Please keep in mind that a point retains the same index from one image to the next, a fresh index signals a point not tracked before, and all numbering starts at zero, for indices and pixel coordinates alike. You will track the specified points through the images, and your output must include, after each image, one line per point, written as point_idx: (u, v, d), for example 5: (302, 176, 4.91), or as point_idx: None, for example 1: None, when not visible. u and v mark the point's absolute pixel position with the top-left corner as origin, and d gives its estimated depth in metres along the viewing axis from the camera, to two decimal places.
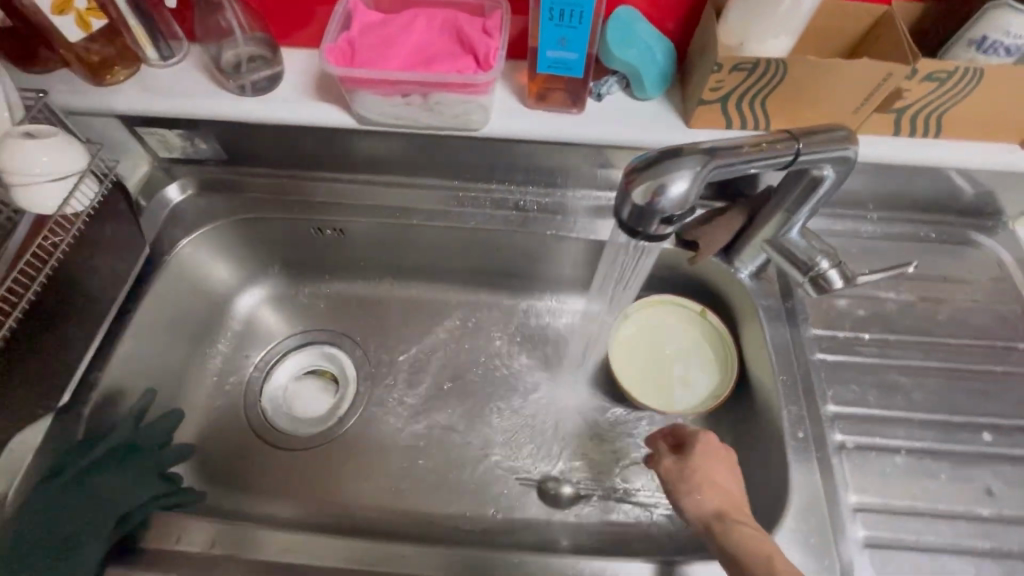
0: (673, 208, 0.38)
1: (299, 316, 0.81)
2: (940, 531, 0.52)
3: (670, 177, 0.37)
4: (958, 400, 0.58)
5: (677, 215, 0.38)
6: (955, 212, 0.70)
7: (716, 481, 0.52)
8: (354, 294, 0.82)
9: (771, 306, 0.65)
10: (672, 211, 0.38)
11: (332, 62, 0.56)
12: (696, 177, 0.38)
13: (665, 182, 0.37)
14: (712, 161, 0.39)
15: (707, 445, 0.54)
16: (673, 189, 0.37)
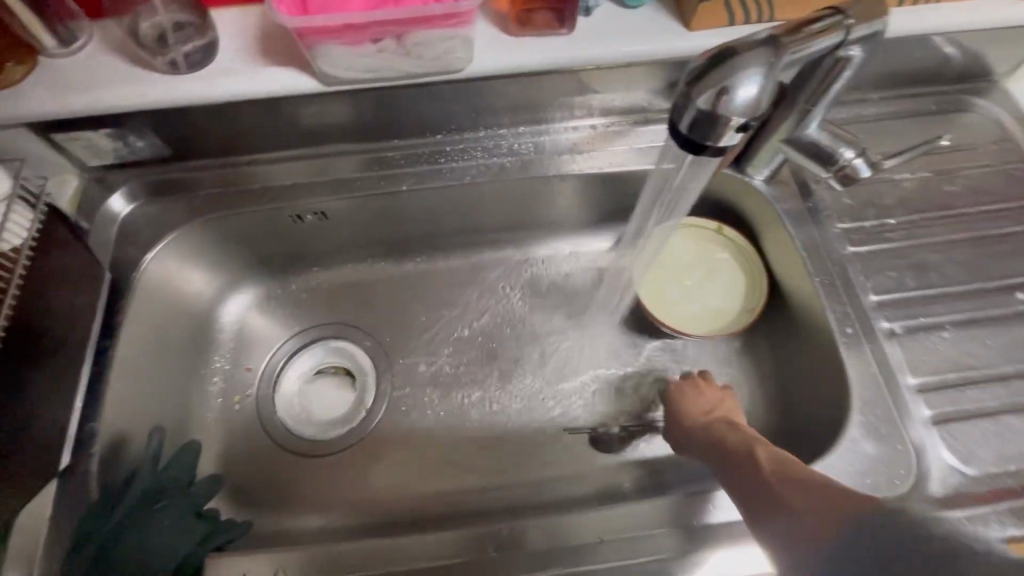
0: (744, 112, 0.34)
1: (296, 316, 0.74)
2: (997, 394, 0.53)
3: (743, 75, 0.33)
4: (989, 266, 0.59)
5: (749, 119, 0.35)
6: (951, 79, 0.69)
7: (697, 407, 0.59)
8: (349, 281, 0.76)
9: (793, 208, 0.63)
10: (744, 115, 0.35)
11: (284, 13, 0.47)
12: (769, 74, 0.34)
13: (737, 81, 0.33)
14: (781, 53, 0.35)
15: (683, 388, 0.62)
16: (747, 88, 0.33)
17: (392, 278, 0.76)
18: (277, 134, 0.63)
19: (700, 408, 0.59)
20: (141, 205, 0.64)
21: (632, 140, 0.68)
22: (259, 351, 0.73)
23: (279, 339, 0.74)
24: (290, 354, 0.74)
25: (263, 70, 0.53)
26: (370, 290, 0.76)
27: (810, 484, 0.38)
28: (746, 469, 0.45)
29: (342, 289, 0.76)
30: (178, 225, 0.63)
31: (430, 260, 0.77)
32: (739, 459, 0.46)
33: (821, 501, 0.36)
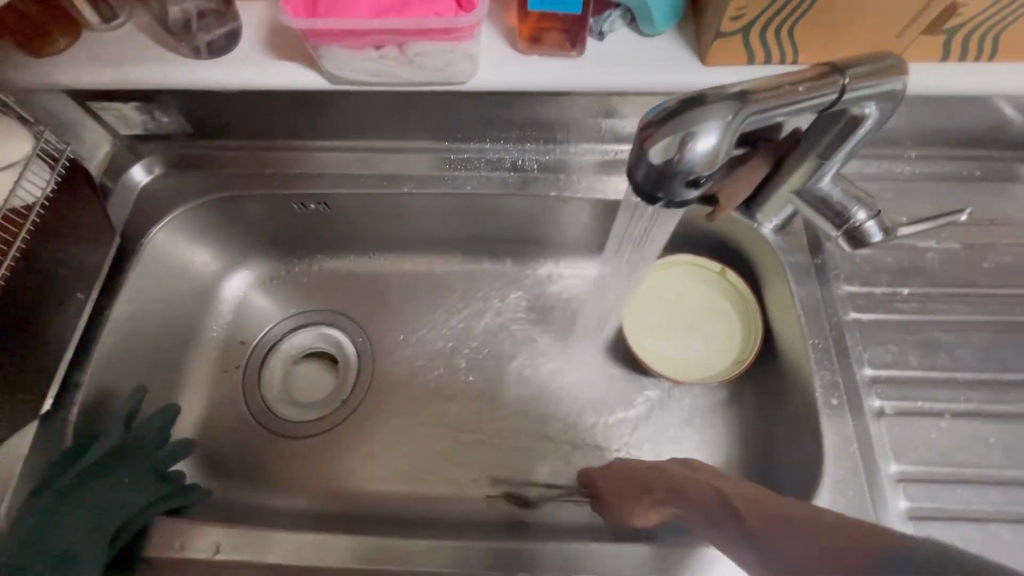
0: (698, 169, 0.32)
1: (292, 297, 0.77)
2: (989, 498, 0.48)
3: (696, 130, 0.31)
4: (1008, 355, 0.53)
5: (705, 175, 0.32)
6: (1002, 145, 0.63)
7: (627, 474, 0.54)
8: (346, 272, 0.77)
9: (799, 263, 0.60)
10: (699, 171, 0.32)
11: (290, 14, 0.49)
12: (728, 130, 0.32)
13: (689, 135, 0.31)
14: (745, 108, 0.32)
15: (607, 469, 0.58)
16: (701, 143, 0.31)
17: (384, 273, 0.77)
18: (292, 123, 0.66)
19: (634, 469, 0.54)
20: (162, 177, 0.68)
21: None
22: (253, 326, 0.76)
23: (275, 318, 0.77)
24: (281, 333, 0.76)
25: (275, 65, 0.55)
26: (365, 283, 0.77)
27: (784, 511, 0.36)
28: (722, 520, 0.41)
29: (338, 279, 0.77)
30: (188, 200, 0.67)
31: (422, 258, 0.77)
32: (707, 507, 0.43)
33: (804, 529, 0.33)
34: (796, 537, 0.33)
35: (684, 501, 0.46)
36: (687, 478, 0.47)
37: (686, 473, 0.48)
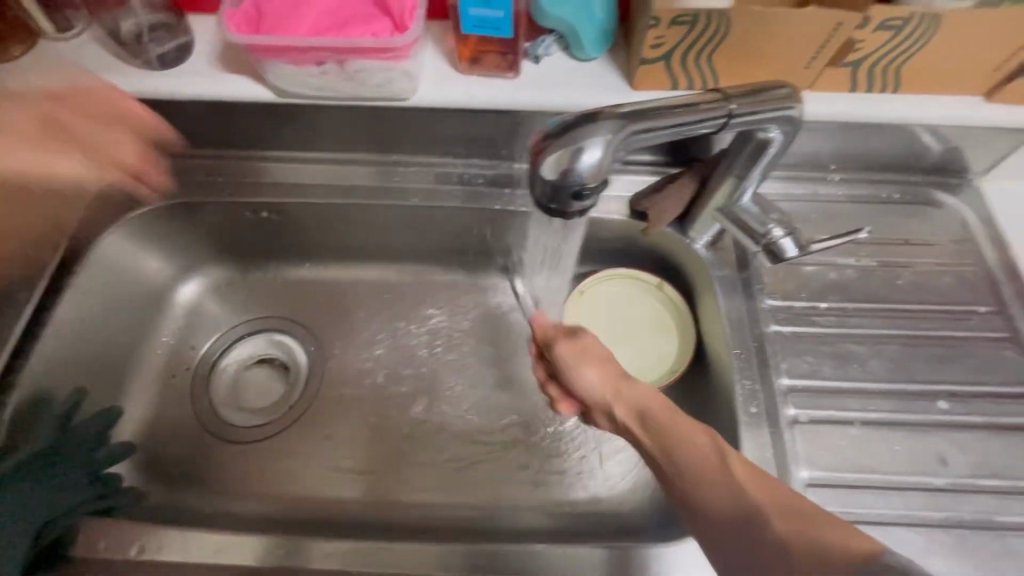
0: (585, 179, 0.34)
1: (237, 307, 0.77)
2: (893, 503, 0.50)
3: (580, 145, 0.34)
4: (915, 367, 0.56)
5: (594, 186, 0.35)
6: (919, 170, 0.66)
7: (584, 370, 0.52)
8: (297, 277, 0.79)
9: (727, 277, 0.63)
10: (587, 182, 0.34)
11: (233, 30, 0.51)
12: (611, 145, 0.34)
13: (574, 149, 0.34)
14: (630, 124, 0.35)
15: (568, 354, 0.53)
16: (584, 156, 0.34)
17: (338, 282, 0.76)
18: (245, 134, 0.68)
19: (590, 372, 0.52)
20: None
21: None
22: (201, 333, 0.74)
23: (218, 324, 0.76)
24: (232, 339, 0.77)
25: (223, 77, 0.58)
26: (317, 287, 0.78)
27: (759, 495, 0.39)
28: (713, 504, 0.40)
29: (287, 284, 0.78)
30: (140, 205, 0.68)
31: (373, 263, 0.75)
32: (702, 484, 0.41)
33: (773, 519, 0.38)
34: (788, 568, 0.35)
35: (646, 429, 0.47)
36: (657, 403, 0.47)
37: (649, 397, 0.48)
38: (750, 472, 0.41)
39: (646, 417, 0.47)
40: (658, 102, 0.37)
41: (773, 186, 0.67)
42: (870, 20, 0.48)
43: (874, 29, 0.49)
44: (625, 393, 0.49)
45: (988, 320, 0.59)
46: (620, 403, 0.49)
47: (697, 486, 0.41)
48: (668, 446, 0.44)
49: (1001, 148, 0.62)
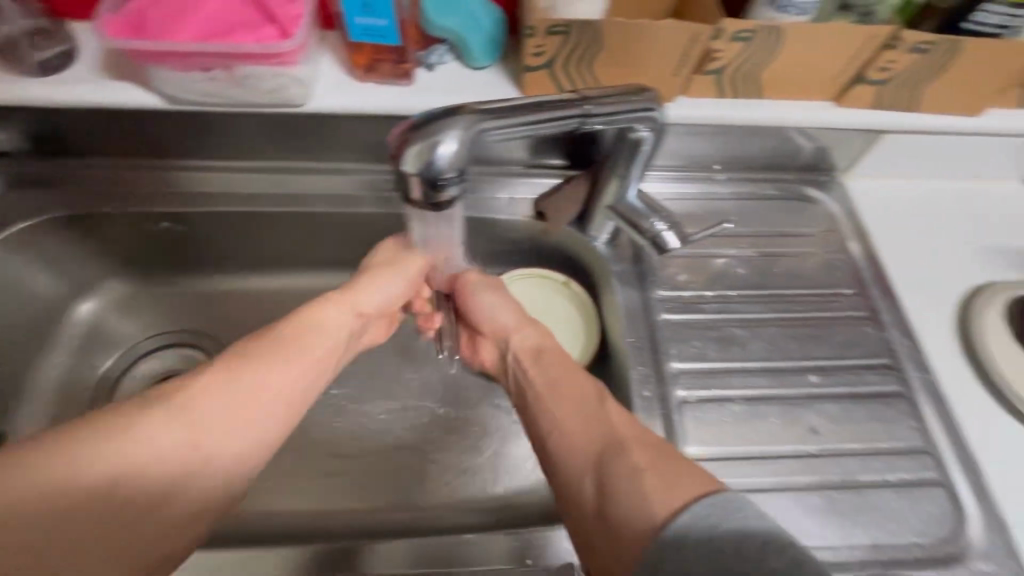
0: (443, 172, 0.37)
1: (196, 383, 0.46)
2: (769, 471, 0.54)
3: (435, 140, 0.36)
4: (789, 345, 0.61)
5: (452, 177, 0.37)
6: (793, 169, 0.73)
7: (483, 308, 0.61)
8: (260, 349, 0.50)
9: (624, 271, 0.67)
10: (445, 174, 0.37)
11: (112, 35, 0.51)
12: (465, 139, 0.37)
13: (430, 145, 0.36)
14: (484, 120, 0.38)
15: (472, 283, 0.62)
16: (441, 151, 0.36)
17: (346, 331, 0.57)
18: (143, 140, 0.65)
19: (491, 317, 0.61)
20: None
21: (495, 187, 0.70)
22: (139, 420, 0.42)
23: (197, 430, 0.44)
24: (137, 355, 0.74)
25: (111, 84, 0.57)
26: (315, 368, 0.52)
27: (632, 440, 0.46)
28: (575, 421, 0.49)
29: (265, 352, 0.50)
30: (25, 218, 0.65)
31: (383, 316, 0.64)
32: (573, 406, 0.50)
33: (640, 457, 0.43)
34: (635, 485, 0.41)
35: (536, 360, 0.57)
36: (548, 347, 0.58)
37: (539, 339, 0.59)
38: (621, 415, 0.48)
39: (541, 353, 0.57)
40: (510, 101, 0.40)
41: (664, 186, 0.72)
42: (723, 32, 0.53)
43: (728, 40, 0.54)
44: (526, 333, 0.60)
45: (852, 301, 0.65)
46: (521, 342, 0.59)
47: (566, 406, 0.50)
48: (554, 377, 0.54)
49: (858, 148, 0.69)
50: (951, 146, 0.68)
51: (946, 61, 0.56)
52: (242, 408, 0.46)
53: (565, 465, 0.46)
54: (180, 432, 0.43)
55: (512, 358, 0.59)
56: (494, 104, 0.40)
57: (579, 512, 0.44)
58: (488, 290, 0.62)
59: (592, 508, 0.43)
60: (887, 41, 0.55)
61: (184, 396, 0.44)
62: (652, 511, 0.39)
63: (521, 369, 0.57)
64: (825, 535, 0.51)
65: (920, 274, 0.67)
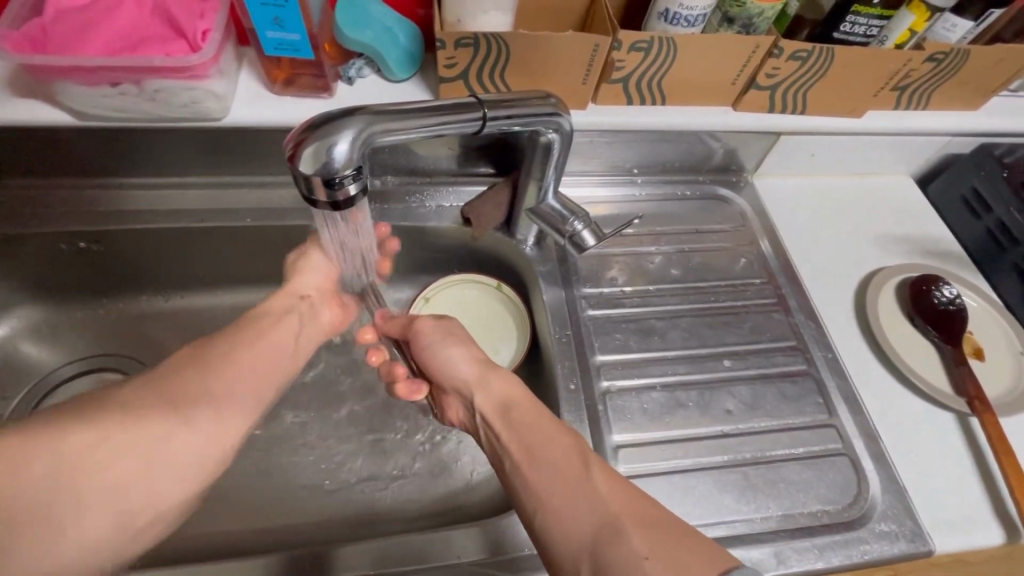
0: (341, 168, 0.38)
1: (139, 401, 0.44)
2: (689, 452, 0.57)
3: (334, 137, 0.38)
4: (704, 333, 0.66)
5: (351, 175, 0.39)
6: (706, 171, 0.77)
7: (452, 361, 0.58)
8: (185, 383, 0.47)
9: (550, 271, 0.69)
10: (343, 171, 0.39)
11: (11, 50, 0.50)
12: (360, 138, 0.39)
13: (329, 143, 0.38)
14: (377, 122, 0.41)
15: (436, 327, 0.61)
16: (339, 149, 0.38)
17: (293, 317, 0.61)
18: (63, 160, 0.63)
19: (452, 361, 0.58)
20: None
21: (423, 197, 0.71)
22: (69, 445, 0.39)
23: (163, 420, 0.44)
24: (55, 384, 0.71)
25: (17, 102, 0.57)
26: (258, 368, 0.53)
27: (627, 497, 0.43)
28: (562, 496, 0.43)
29: (198, 365, 0.50)
30: None
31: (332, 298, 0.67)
32: (557, 482, 0.44)
33: (643, 526, 0.40)
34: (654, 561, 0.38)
35: (506, 417, 0.52)
36: (515, 395, 0.53)
37: (508, 389, 0.54)
38: (611, 486, 0.43)
39: (509, 411, 0.52)
40: (405, 105, 0.43)
41: (587, 190, 0.75)
42: (622, 43, 0.57)
43: (628, 50, 0.58)
44: (493, 391, 0.55)
45: (761, 289, 0.70)
46: (487, 401, 0.54)
47: (552, 483, 0.44)
48: (531, 440, 0.48)
49: (762, 150, 0.74)
50: (844, 147, 0.74)
51: (824, 67, 0.61)
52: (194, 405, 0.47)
53: (561, 552, 0.41)
54: (151, 422, 0.43)
55: (480, 418, 0.54)
56: (394, 107, 0.42)
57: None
58: (442, 336, 0.60)
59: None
60: (769, 50, 0.59)
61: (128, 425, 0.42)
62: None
63: (494, 432, 0.52)
64: (740, 509, 0.54)
65: (822, 265, 0.72)
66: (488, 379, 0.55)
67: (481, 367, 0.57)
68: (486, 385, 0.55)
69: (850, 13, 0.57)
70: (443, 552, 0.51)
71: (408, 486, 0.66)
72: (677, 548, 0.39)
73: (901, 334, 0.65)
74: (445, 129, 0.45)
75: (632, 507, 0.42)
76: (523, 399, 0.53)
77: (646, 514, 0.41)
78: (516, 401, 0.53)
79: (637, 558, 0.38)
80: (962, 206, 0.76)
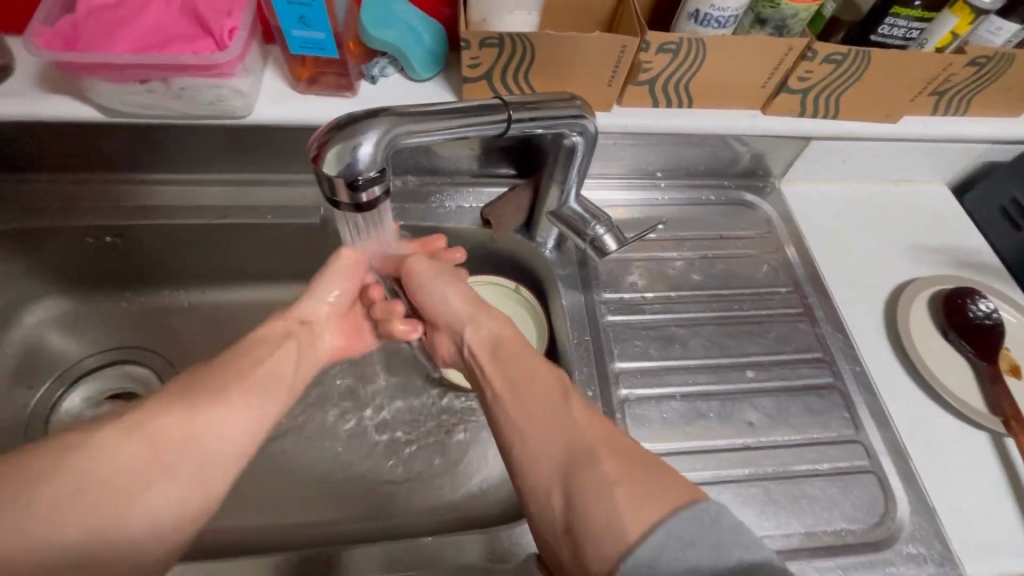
0: (365, 170, 0.38)
1: (113, 447, 0.42)
2: (709, 463, 0.56)
3: (358, 139, 0.38)
4: (727, 342, 0.64)
5: (374, 177, 0.39)
6: (732, 176, 0.76)
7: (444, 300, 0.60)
8: (167, 419, 0.45)
9: (569, 275, 0.68)
10: (367, 173, 0.38)
11: (43, 46, 0.51)
12: (386, 140, 0.39)
13: (354, 144, 0.38)
14: (402, 124, 0.40)
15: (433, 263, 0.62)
16: (363, 150, 0.38)
17: (292, 342, 0.58)
18: (90, 155, 0.64)
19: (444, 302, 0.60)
20: None
21: (443, 197, 0.71)
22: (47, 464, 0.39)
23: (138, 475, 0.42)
24: (77, 376, 0.73)
25: (49, 97, 0.57)
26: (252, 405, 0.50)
27: (601, 432, 0.45)
28: (540, 420, 0.46)
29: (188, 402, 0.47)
30: None
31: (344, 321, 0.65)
32: (536, 408, 0.47)
33: (613, 455, 0.42)
34: (621, 483, 0.40)
35: (494, 356, 0.54)
36: (502, 337, 0.56)
37: (497, 331, 0.56)
38: (587, 417, 0.46)
39: (499, 347, 0.55)
40: (428, 107, 0.42)
41: (608, 194, 0.74)
42: (650, 44, 0.56)
43: (656, 52, 0.57)
44: (482, 329, 0.57)
45: (786, 298, 0.68)
46: (477, 338, 0.57)
47: (531, 410, 0.47)
48: (516, 376, 0.51)
49: (791, 155, 0.72)
50: (877, 152, 0.72)
51: (859, 71, 0.59)
52: (175, 455, 0.44)
53: (533, 472, 0.44)
54: (124, 474, 0.42)
55: (468, 353, 0.57)
56: (417, 109, 0.42)
57: (546, 523, 0.42)
58: (435, 275, 0.61)
59: (562, 522, 0.41)
60: (802, 52, 0.57)
61: (96, 468, 0.41)
62: (624, 530, 0.37)
63: (481, 367, 0.54)
64: (762, 525, 0.53)
65: (851, 275, 0.70)
66: (479, 317, 0.58)
67: (472, 304, 0.59)
68: (476, 322, 0.57)
69: (889, 15, 0.55)
70: (455, 557, 0.51)
71: (423, 487, 0.66)
72: (644, 472, 0.41)
73: (933, 347, 0.63)
74: (468, 131, 0.45)
75: (605, 438, 0.44)
76: (511, 341, 0.55)
77: (618, 447, 0.43)
78: (506, 342, 0.55)
79: (603, 477, 0.40)
80: (1000, 217, 0.73)
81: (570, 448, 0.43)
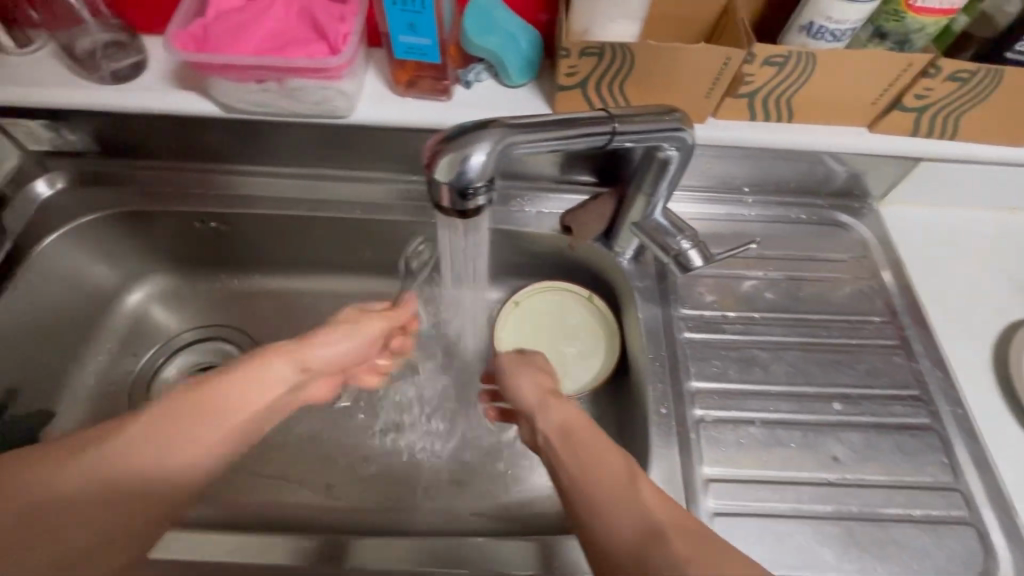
0: (474, 178, 0.39)
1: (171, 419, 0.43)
2: (786, 496, 0.54)
3: (470, 148, 0.39)
4: (813, 370, 0.61)
5: (481, 185, 0.40)
6: (826, 195, 0.72)
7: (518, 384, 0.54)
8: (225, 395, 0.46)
9: (647, 287, 0.67)
10: (475, 181, 0.40)
11: (178, 47, 0.55)
12: (494, 150, 0.40)
13: (465, 153, 0.39)
14: (508, 134, 0.40)
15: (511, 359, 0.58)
16: (473, 159, 0.39)
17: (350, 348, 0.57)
18: (201, 145, 0.69)
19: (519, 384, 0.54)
20: (65, 192, 0.70)
21: (523, 201, 0.71)
22: (81, 475, 0.39)
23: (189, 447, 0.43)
24: (176, 348, 0.79)
25: (175, 92, 0.62)
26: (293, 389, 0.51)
27: (682, 518, 0.38)
28: (610, 508, 0.39)
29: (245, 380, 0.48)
30: (87, 215, 0.69)
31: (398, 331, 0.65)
32: (602, 495, 0.40)
33: (687, 541, 0.36)
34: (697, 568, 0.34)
35: (562, 436, 0.47)
36: (571, 416, 0.49)
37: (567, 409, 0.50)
38: (661, 498, 0.39)
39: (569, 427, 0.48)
40: (532, 118, 0.42)
41: (692, 207, 0.72)
42: (756, 56, 0.54)
43: (760, 64, 0.55)
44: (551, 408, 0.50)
45: (880, 329, 0.64)
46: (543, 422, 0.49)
47: (599, 493, 0.40)
48: (585, 459, 0.43)
49: (895, 176, 0.68)
50: (995, 177, 0.66)
51: (986, 90, 0.54)
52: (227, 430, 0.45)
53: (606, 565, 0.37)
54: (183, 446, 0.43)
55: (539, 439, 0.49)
56: (524, 120, 0.42)
57: None
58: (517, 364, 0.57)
59: None
60: (922, 69, 0.54)
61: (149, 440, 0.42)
62: None
63: (552, 453, 0.47)
64: (841, 567, 0.51)
65: (955, 309, 0.65)
66: (551, 398, 0.51)
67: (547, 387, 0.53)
68: (546, 404, 0.51)
69: None
70: (518, 563, 0.52)
71: (485, 487, 0.67)
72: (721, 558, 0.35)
73: None
74: (567, 142, 0.44)
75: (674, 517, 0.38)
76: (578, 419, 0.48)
77: (692, 526, 0.37)
78: (571, 420, 0.48)
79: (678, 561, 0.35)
80: None
81: (636, 531, 0.37)
